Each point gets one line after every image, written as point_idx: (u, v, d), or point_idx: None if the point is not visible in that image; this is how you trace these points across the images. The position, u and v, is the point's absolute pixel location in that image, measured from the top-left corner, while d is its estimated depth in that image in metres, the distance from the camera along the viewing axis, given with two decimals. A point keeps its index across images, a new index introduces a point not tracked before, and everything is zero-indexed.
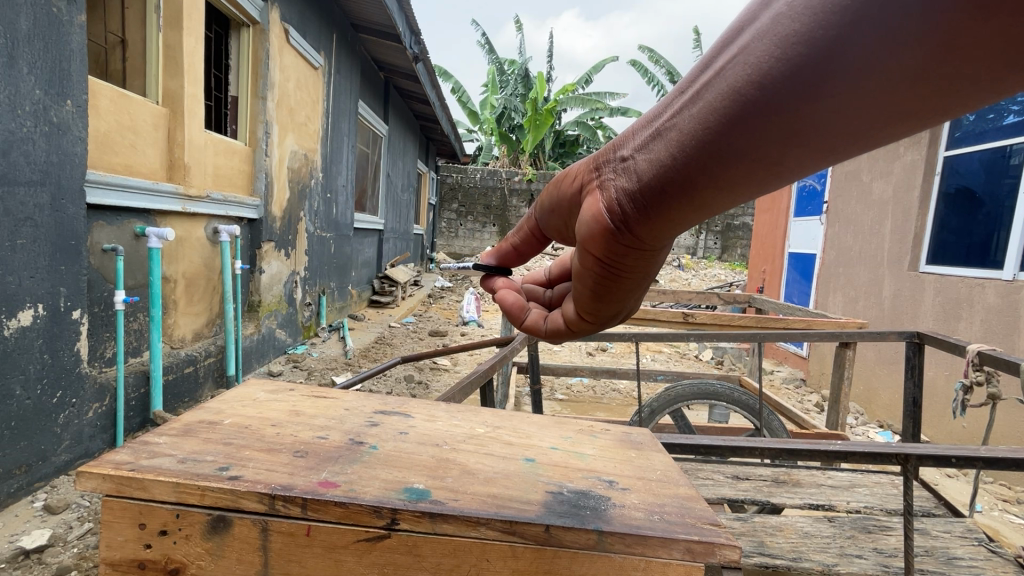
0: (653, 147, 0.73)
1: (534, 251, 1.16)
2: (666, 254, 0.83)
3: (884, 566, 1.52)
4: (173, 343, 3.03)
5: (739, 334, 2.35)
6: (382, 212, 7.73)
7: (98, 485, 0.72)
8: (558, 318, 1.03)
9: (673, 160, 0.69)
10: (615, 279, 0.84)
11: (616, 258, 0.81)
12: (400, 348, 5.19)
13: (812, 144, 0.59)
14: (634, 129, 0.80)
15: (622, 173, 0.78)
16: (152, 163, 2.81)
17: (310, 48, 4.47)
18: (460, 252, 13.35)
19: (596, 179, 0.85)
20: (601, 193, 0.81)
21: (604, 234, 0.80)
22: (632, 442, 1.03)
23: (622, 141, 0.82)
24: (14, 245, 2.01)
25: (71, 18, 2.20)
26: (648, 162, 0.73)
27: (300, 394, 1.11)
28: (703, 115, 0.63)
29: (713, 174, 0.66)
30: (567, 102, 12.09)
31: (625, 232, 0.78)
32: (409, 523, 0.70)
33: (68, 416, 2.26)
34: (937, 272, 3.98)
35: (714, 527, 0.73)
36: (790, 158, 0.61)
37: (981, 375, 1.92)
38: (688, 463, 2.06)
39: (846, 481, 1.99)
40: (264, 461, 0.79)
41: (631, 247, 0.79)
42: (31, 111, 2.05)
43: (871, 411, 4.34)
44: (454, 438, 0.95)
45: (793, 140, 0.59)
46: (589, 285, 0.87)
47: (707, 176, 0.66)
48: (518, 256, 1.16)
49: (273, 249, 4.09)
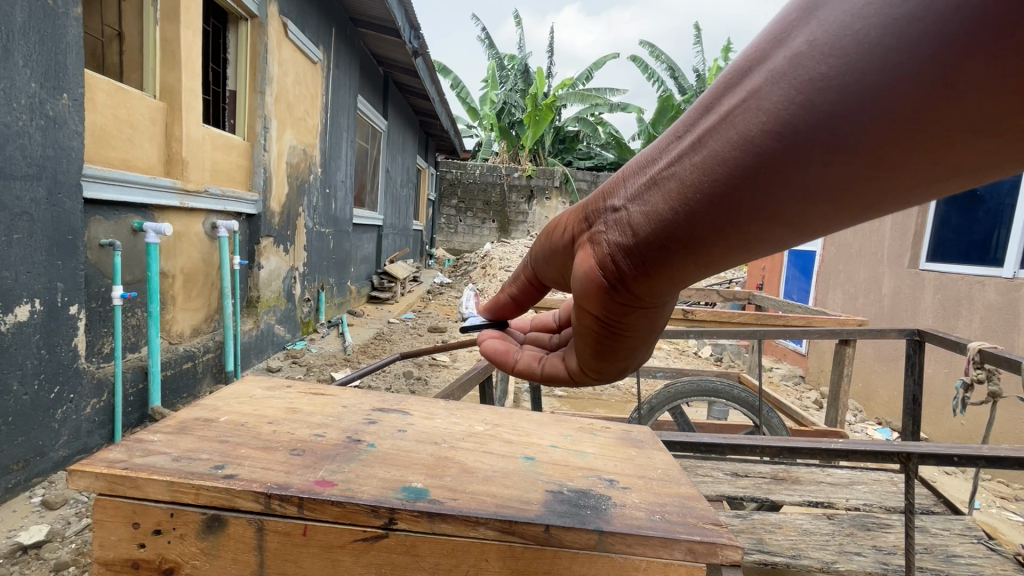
0: (648, 197, 0.65)
1: (531, 299, 1.09)
2: (672, 307, 0.75)
3: (883, 564, 1.51)
4: (172, 339, 3.02)
5: (738, 332, 2.33)
6: (382, 207, 7.70)
7: (91, 484, 0.71)
8: (557, 364, 0.98)
9: (673, 213, 0.60)
10: (614, 336, 0.78)
11: (613, 311, 0.74)
12: (400, 344, 5.19)
13: (828, 199, 0.50)
14: (628, 174, 0.72)
15: (614, 226, 0.71)
16: (149, 158, 2.80)
17: (309, 43, 4.43)
18: (459, 247, 13.30)
19: (587, 230, 0.78)
20: (591, 249, 0.74)
21: (600, 291, 0.73)
22: (632, 440, 1.02)
23: (614, 188, 0.74)
24: (10, 240, 1.99)
25: (67, 10, 2.17)
26: (642, 213, 0.65)
27: (297, 391, 1.09)
28: (704, 164, 0.56)
29: (715, 227, 0.57)
30: (566, 97, 11.98)
31: (621, 290, 0.71)
32: (407, 522, 0.69)
33: (65, 412, 2.25)
34: (937, 270, 3.97)
35: (716, 528, 0.72)
36: (807, 213, 0.52)
37: (981, 373, 1.90)
38: (687, 460, 2.05)
39: (846, 479, 1.98)
40: (260, 459, 0.78)
41: (629, 305, 0.72)
42: (27, 104, 2.03)
43: (870, 408, 4.34)
44: (452, 436, 0.93)
45: (813, 191, 0.50)
46: (590, 346, 0.82)
47: (707, 229, 0.58)
48: (515, 306, 1.11)
49: (271, 245, 4.07)
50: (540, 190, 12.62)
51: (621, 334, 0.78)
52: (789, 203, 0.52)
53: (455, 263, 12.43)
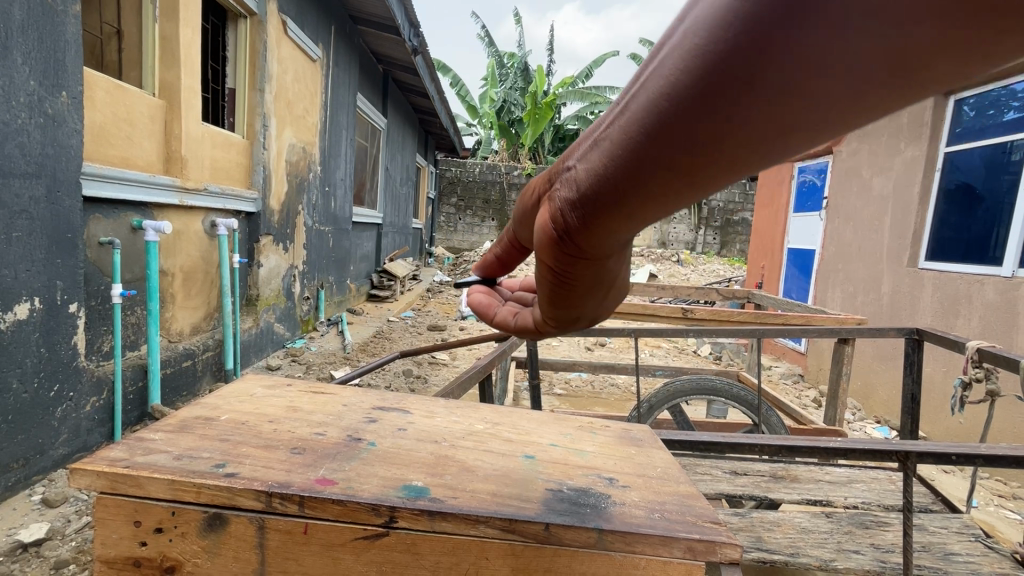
0: (596, 149, 0.60)
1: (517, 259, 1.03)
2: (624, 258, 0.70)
3: (881, 562, 1.52)
4: (171, 337, 3.03)
5: (737, 331, 2.33)
6: (381, 205, 7.69)
7: (92, 482, 0.71)
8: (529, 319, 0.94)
9: (616, 160, 0.55)
10: (568, 290, 0.74)
11: (564, 264, 0.70)
12: (399, 342, 5.19)
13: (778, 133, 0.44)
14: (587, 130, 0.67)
15: (566, 182, 0.66)
16: (148, 156, 2.79)
17: (308, 41, 4.42)
18: (459, 246, 13.30)
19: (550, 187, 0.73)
20: (549, 203, 0.70)
21: (550, 243, 0.69)
22: (632, 439, 1.02)
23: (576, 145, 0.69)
24: (9, 238, 1.99)
25: (65, 8, 2.16)
26: (591, 166, 0.60)
27: (297, 390, 1.10)
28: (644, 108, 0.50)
29: (658, 173, 0.52)
30: (565, 95, 11.95)
31: (568, 241, 0.66)
32: (407, 521, 0.69)
33: (65, 410, 2.25)
34: (937, 269, 3.98)
35: (715, 525, 0.72)
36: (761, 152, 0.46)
37: (979, 372, 1.91)
38: (687, 459, 2.06)
39: (844, 477, 1.98)
40: (261, 458, 0.78)
41: (578, 255, 0.67)
42: (26, 102, 2.03)
43: (869, 406, 4.35)
44: (452, 434, 0.94)
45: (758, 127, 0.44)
46: (545, 300, 0.78)
47: (649, 176, 0.53)
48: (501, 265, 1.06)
49: (270, 243, 4.07)
50: None
51: (572, 292, 0.74)
52: (732, 143, 0.46)
53: (455, 261, 12.42)
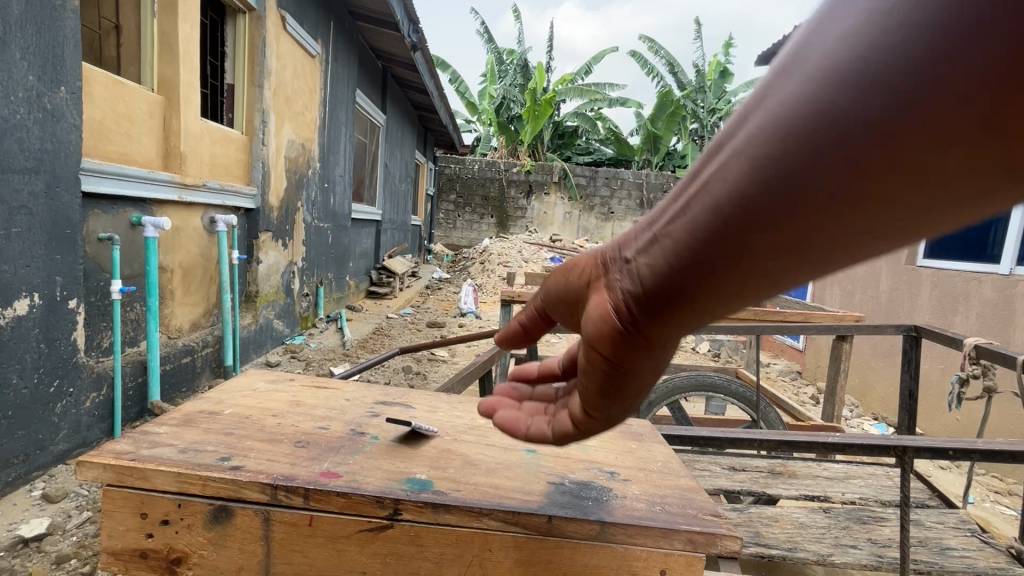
0: (651, 248, 0.61)
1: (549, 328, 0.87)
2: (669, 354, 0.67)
3: (878, 557, 1.53)
4: (170, 333, 3.03)
5: (737, 327, 2.34)
6: (380, 202, 7.68)
7: (99, 474, 0.72)
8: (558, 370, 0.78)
9: (687, 254, 0.55)
10: (612, 384, 0.68)
11: (619, 358, 0.65)
12: (398, 339, 5.19)
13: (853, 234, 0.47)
14: (638, 225, 0.68)
15: (625, 274, 0.64)
16: (147, 152, 2.79)
17: (307, 37, 4.41)
18: (457, 243, 13.29)
19: (601, 276, 0.71)
20: (605, 294, 0.67)
21: (608, 333, 0.65)
22: (632, 433, 1.03)
23: (625, 240, 0.69)
24: (9, 234, 1.99)
25: (64, 2, 2.16)
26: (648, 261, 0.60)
27: (299, 384, 1.10)
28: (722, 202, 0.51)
29: (734, 266, 0.53)
30: (564, 92, 11.93)
31: (632, 333, 0.63)
32: (411, 513, 0.70)
33: (65, 405, 2.26)
34: (935, 267, 3.99)
35: (716, 518, 0.73)
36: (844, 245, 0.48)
37: (976, 369, 1.92)
38: (686, 454, 2.07)
39: (842, 472, 2.00)
40: (266, 451, 0.79)
41: (634, 347, 0.64)
42: (25, 98, 2.02)
43: (867, 403, 4.38)
44: (455, 429, 0.95)
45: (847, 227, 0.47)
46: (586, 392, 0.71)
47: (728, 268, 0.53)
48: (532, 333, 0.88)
49: (269, 240, 4.06)
50: (538, 185, 12.74)
51: (619, 391, 0.69)
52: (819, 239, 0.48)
53: (454, 258, 12.43)
